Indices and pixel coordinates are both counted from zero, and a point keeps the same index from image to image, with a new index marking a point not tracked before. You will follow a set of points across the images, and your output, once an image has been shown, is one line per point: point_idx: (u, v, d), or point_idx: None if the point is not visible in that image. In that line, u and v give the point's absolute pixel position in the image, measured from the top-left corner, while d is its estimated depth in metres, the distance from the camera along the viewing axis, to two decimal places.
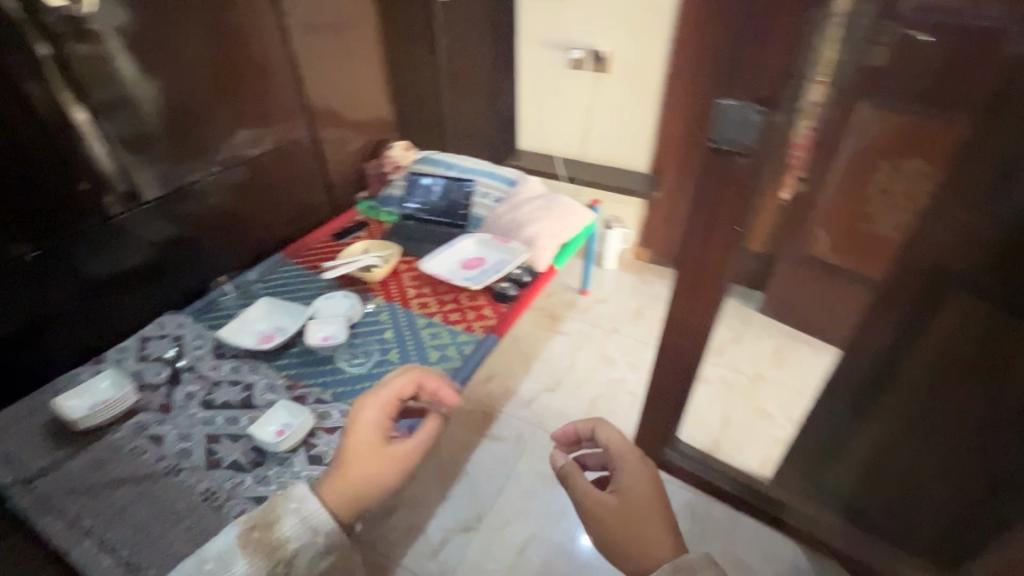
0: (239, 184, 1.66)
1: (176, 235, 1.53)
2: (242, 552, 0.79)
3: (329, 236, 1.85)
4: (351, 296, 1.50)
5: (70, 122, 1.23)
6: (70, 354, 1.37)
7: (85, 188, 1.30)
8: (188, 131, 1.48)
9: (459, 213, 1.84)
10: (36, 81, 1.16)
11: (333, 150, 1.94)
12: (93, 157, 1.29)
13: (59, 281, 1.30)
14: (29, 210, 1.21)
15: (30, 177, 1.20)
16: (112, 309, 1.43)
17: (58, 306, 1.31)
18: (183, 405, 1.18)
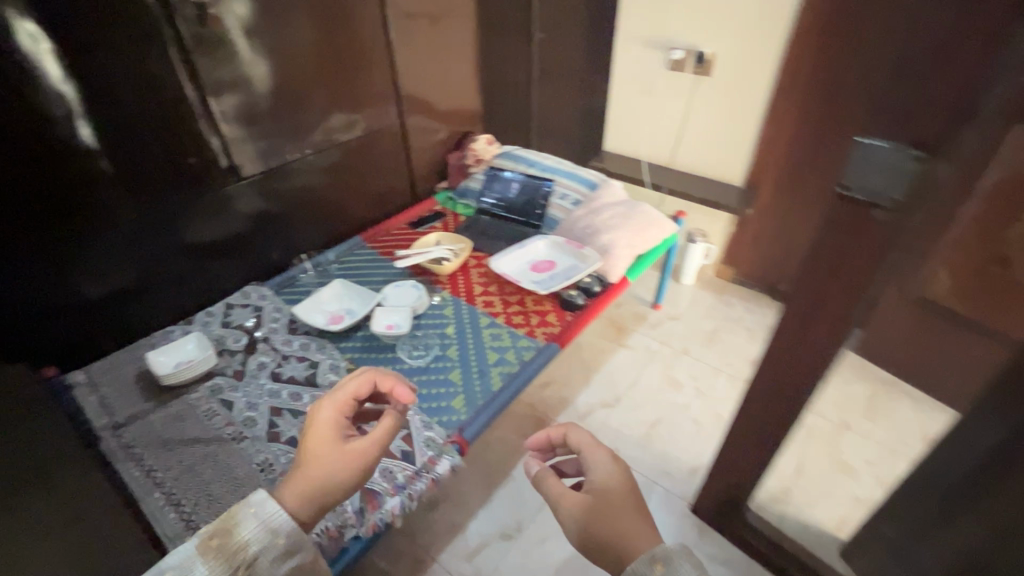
0: (328, 166, 1.72)
1: (267, 211, 1.62)
2: (200, 560, 0.62)
3: (406, 223, 1.89)
4: (419, 287, 1.51)
5: (186, 100, 1.33)
6: (168, 312, 1.50)
7: (193, 162, 1.40)
8: (287, 114, 1.55)
9: (535, 213, 1.80)
10: (161, 60, 1.25)
11: (418, 140, 1.97)
12: (202, 133, 1.38)
13: (163, 245, 1.42)
14: (143, 178, 1.32)
15: (147, 149, 1.30)
16: (206, 275, 1.54)
17: (160, 267, 1.44)
18: (254, 374, 1.24)
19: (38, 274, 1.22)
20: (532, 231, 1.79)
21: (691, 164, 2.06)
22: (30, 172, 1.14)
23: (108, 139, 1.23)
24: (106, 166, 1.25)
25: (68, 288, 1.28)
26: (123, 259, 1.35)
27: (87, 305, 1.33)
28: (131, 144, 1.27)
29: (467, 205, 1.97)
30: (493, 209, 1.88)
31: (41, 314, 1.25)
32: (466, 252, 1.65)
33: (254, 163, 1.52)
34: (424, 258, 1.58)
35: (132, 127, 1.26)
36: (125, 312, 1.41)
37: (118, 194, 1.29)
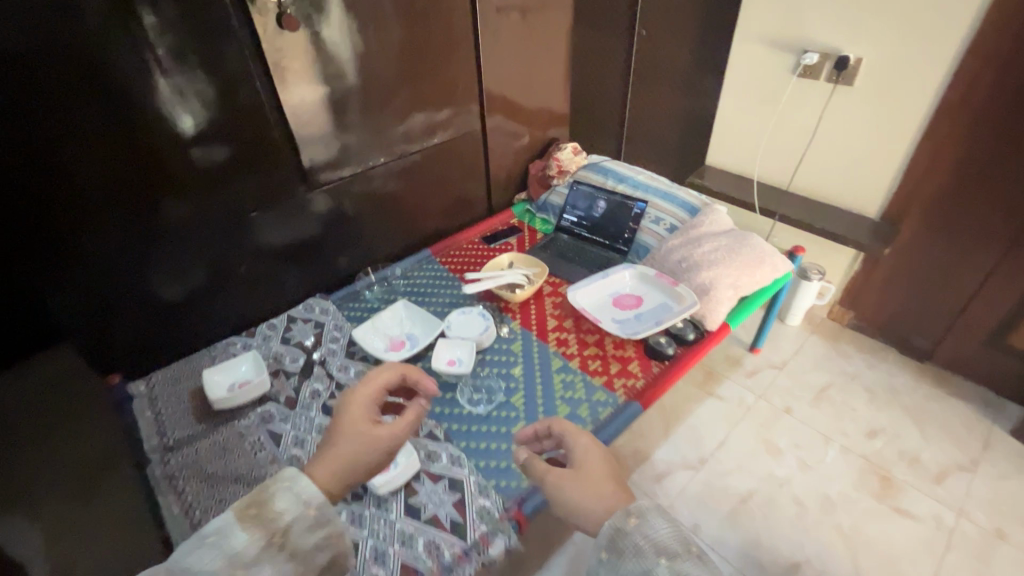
0: (402, 174, 1.62)
1: (338, 219, 1.54)
2: (238, 526, 0.63)
3: (479, 238, 1.76)
4: (486, 316, 1.37)
5: (263, 104, 1.25)
6: (237, 317, 1.46)
7: (269, 167, 1.34)
8: (366, 119, 1.45)
9: (623, 237, 1.60)
10: (243, 61, 1.18)
11: (499, 147, 1.83)
12: (279, 137, 1.32)
13: (233, 252, 1.38)
14: (220, 183, 1.27)
15: (224, 154, 1.25)
16: (275, 281, 1.50)
17: (232, 271, 1.40)
18: (306, 404, 1.16)
19: (115, 277, 1.21)
20: (618, 258, 1.59)
21: (813, 188, 1.76)
22: (114, 171, 1.11)
23: (188, 143, 1.18)
24: (184, 171, 1.21)
25: (141, 292, 1.26)
26: (195, 265, 1.32)
27: (160, 307, 1.31)
28: (210, 148, 1.22)
29: (546, 221, 1.81)
30: (576, 229, 1.70)
31: (115, 318, 1.24)
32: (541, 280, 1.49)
33: (330, 169, 1.44)
34: (496, 282, 1.44)
35: (212, 131, 1.21)
36: (195, 319, 1.38)
37: (195, 199, 1.25)
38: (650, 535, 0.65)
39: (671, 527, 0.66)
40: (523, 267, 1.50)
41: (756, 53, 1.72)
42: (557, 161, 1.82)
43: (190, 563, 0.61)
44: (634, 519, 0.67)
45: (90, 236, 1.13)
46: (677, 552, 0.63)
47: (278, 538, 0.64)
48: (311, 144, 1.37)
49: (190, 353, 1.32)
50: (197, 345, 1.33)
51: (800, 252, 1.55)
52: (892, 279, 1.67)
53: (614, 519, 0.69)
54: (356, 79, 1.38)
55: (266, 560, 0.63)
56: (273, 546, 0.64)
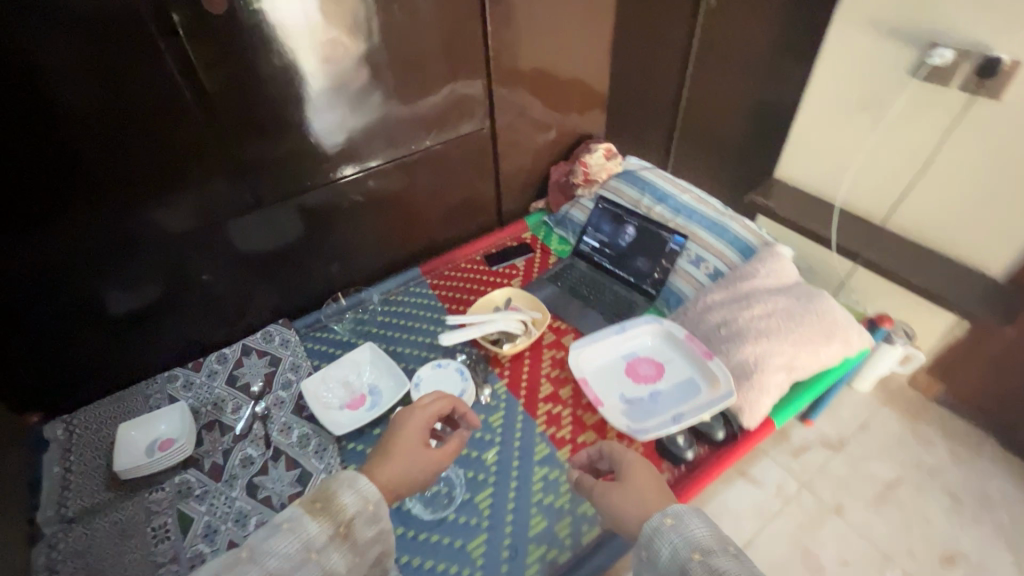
0: (390, 179, 1.35)
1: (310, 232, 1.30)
2: (308, 517, 0.65)
3: (480, 256, 1.48)
4: (464, 374, 1.12)
5: (230, 92, 1.02)
6: (201, 335, 1.28)
7: (219, 172, 1.10)
8: (343, 116, 1.18)
9: (650, 278, 1.28)
10: (202, 38, 0.94)
11: (514, 145, 1.51)
12: (228, 140, 1.07)
13: (183, 271, 1.17)
14: (157, 194, 1.05)
15: (157, 159, 1.02)
16: (244, 297, 1.30)
17: (209, 279, 1.22)
18: (231, 478, 0.97)
19: (39, 304, 1.03)
20: (643, 304, 1.28)
21: (915, 226, 1.35)
22: (74, 154, 0.94)
23: (106, 148, 0.96)
24: (107, 181, 0.99)
25: (71, 320, 1.08)
26: (136, 286, 1.13)
27: (132, 314, 1.15)
28: (137, 154, 0.99)
29: (564, 241, 1.50)
30: (596, 257, 1.38)
31: (44, 349, 1.08)
32: (538, 332, 1.21)
33: (295, 175, 1.20)
34: (482, 328, 1.16)
35: (136, 133, 0.97)
36: (144, 344, 1.21)
37: (127, 213, 1.04)
38: (692, 542, 0.60)
39: (706, 522, 0.62)
40: (519, 311, 1.22)
41: (863, 42, 1.28)
42: (585, 167, 1.48)
43: (265, 549, 0.62)
44: (669, 519, 0.64)
45: (53, 232, 0.98)
46: (714, 546, 0.60)
47: (343, 529, 0.66)
48: (268, 147, 1.13)
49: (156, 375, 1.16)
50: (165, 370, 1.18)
51: (885, 324, 1.19)
52: (1006, 358, 1.27)
53: (651, 524, 0.65)
54: (328, 71, 1.10)
55: (335, 551, 0.64)
56: (340, 535, 0.66)
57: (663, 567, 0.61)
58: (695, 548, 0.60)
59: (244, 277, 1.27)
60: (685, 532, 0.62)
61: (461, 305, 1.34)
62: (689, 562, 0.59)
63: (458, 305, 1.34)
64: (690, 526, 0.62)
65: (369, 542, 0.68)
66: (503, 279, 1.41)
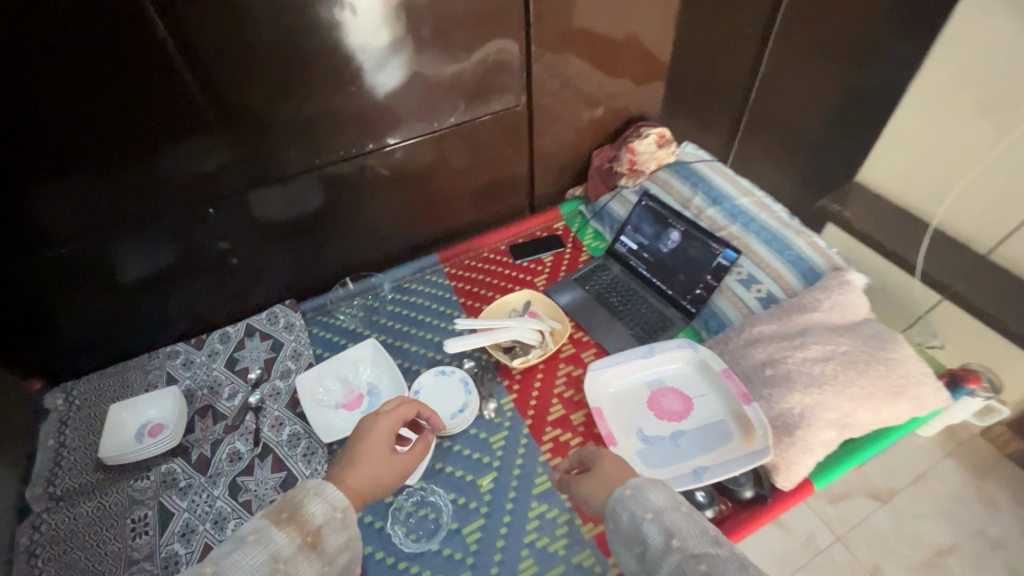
0: (411, 157, 1.23)
1: (323, 211, 1.21)
2: (273, 528, 0.59)
3: (504, 246, 1.36)
4: (468, 386, 1.04)
5: (244, 53, 0.91)
6: (210, 308, 1.23)
7: (217, 143, 1.00)
8: (360, 91, 1.06)
9: (691, 294, 1.12)
10: None
11: (554, 124, 1.34)
12: (241, 106, 0.97)
13: (185, 241, 1.10)
14: (150, 164, 0.97)
15: (146, 127, 0.92)
16: (256, 272, 1.23)
17: (224, 250, 1.16)
18: (216, 474, 0.93)
19: (53, 269, 1.00)
20: (678, 323, 1.12)
21: None
22: (79, 118, 0.86)
23: (89, 113, 0.86)
24: (92, 149, 0.90)
25: (69, 289, 1.04)
26: (144, 256, 1.08)
27: (147, 282, 1.11)
28: (124, 121, 0.90)
29: (599, 236, 1.35)
30: (631, 261, 1.23)
31: (43, 317, 1.04)
32: (553, 347, 1.08)
33: (305, 150, 1.09)
34: (491, 335, 1.05)
35: (135, 97, 0.88)
36: (155, 313, 1.17)
37: (119, 183, 0.96)
38: (647, 506, 0.63)
39: (666, 492, 0.64)
40: (536, 320, 1.09)
41: None
42: (632, 154, 1.31)
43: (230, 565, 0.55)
44: (631, 490, 0.65)
45: (62, 198, 0.93)
46: (667, 508, 0.62)
47: (312, 539, 0.60)
48: (273, 119, 1.02)
49: (165, 347, 1.13)
50: (174, 343, 1.14)
51: (970, 384, 1.00)
52: None
53: (613, 499, 0.66)
54: (346, 44, 0.98)
55: (306, 562, 0.59)
56: (309, 545, 0.60)
57: (624, 535, 0.64)
58: (652, 512, 0.62)
59: (261, 249, 1.20)
60: (642, 498, 0.64)
61: (477, 302, 1.23)
62: (645, 524, 0.62)
63: (474, 301, 1.24)
64: (647, 493, 0.65)
65: (337, 548, 0.62)
66: (526, 275, 1.28)
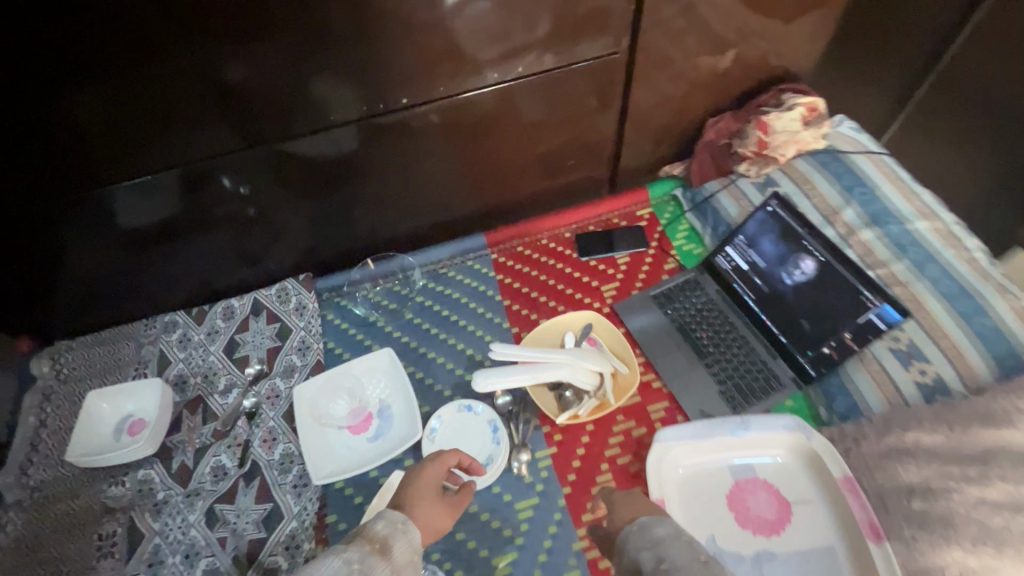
0: (459, 113, 0.94)
1: (346, 177, 0.98)
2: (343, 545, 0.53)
3: (570, 234, 1.07)
4: (497, 433, 0.82)
5: None
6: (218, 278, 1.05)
7: (195, 84, 0.76)
8: (400, 24, 0.78)
9: (813, 351, 0.81)
10: None
11: (659, 79, 0.99)
12: (253, 18, 0.71)
13: (170, 202, 0.90)
14: (107, 108, 0.75)
15: (96, 55, 0.69)
16: (271, 238, 1.03)
17: (247, 201, 0.95)
18: (194, 493, 0.80)
19: (49, 214, 0.84)
20: (785, 388, 0.83)
21: None
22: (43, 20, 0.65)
23: (20, 26, 0.65)
24: (62, 69, 0.69)
25: (34, 254, 0.87)
26: (152, 206, 0.89)
27: (159, 235, 0.94)
28: (63, 45, 0.67)
29: (694, 237, 1.03)
30: (735, 285, 0.92)
31: (42, 274, 0.90)
32: (614, 402, 0.83)
33: (317, 104, 0.85)
34: (536, 372, 0.81)
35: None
36: (161, 279, 1.00)
37: (72, 128, 0.75)
38: (650, 536, 0.53)
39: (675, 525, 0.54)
40: (598, 359, 0.84)
41: None
42: (763, 132, 0.95)
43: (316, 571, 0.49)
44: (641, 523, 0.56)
45: (40, 127, 0.74)
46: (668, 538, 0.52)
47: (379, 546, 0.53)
48: (273, 61, 0.77)
49: (169, 316, 0.99)
50: (178, 313, 0.99)
51: None
52: None
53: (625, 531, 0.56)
54: None
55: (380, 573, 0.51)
56: (378, 556, 0.52)
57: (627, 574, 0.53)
58: (652, 543, 0.52)
59: (283, 206, 0.99)
60: (647, 531, 0.54)
61: (525, 308, 0.99)
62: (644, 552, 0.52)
63: (522, 307, 0.99)
64: (655, 528, 0.54)
65: (406, 566, 0.54)
66: (591, 280, 1.01)
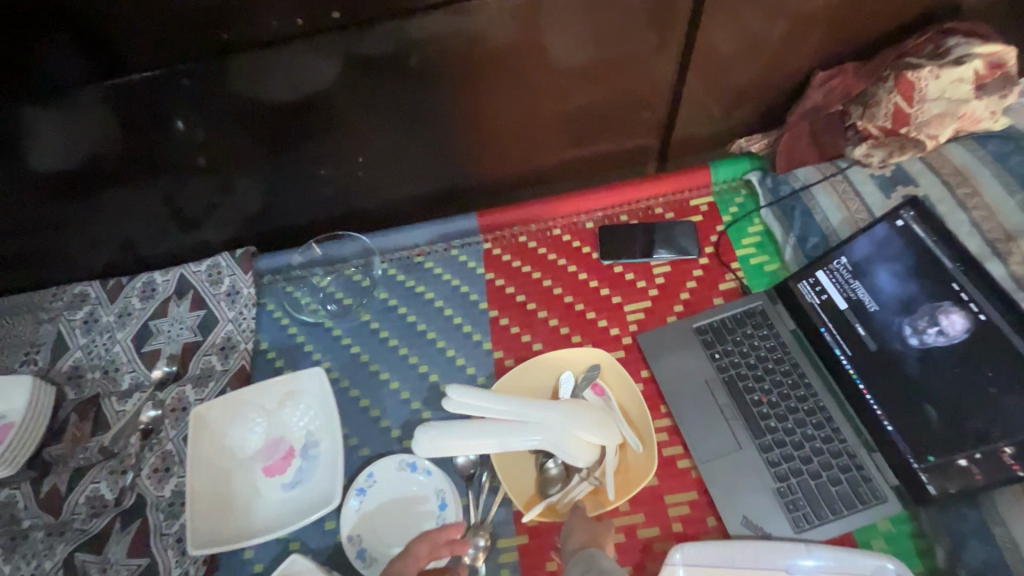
0: (437, 46, 0.66)
1: (286, 129, 0.73)
2: None
3: (593, 226, 0.78)
4: (444, 512, 0.59)
5: None
6: (145, 246, 0.84)
7: None
8: None
9: (939, 458, 0.52)
10: None
11: (746, 6, 0.66)
12: None
13: (42, 150, 0.68)
14: None
15: None
16: (205, 200, 0.80)
17: (172, 149, 0.72)
18: (60, 530, 0.63)
19: None
20: (881, 504, 0.54)
21: None
22: None
23: None
24: None
25: None
26: (44, 145, 0.67)
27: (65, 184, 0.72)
28: None
29: (767, 246, 0.71)
30: (824, 332, 0.61)
31: None
32: (614, 499, 0.57)
33: (231, 13, 0.60)
34: (504, 438, 0.57)
35: None
36: (73, 241, 0.80)
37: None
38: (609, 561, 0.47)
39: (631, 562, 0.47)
40: (601, 427, 0.58)
41: None
42: (906, 99, 0.62)
43: None
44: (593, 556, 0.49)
45: None
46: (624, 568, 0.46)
47: None
48: None
49: (78, 287, 0.79)
50: (89, 285, 0.80)
51: None
52: None
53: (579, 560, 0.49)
54: None
55: None
56: None
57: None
58: None
59: (220, 160, 0.75)
60: (593, 564, 0.48)
61: (516, 325, 0.72)
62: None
63: (511, 322, 0.73)
64: (602, 560, 0.49)
65: None
66: (613, 294, 0.72)
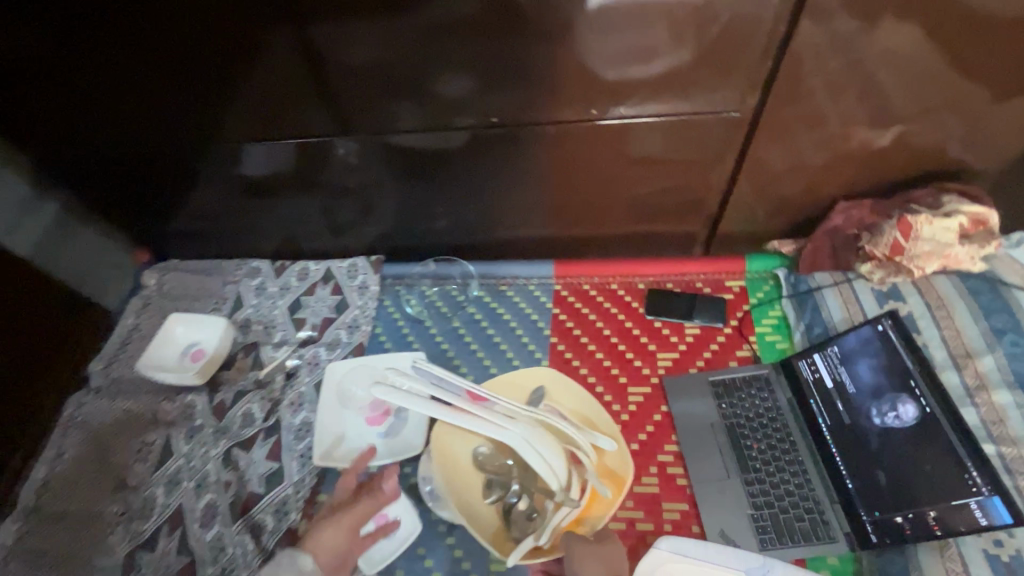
0: (553, 144, 0.92)
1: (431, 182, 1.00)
2: None
3: (643, 286, 0.98)
4: None
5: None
6: (304, 243, 1.13)
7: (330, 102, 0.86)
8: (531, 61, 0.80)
9: (881, 513, 0.67)
10: None
11: (787, 148, 0.88)
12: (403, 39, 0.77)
13: (273, 179, 0.99)
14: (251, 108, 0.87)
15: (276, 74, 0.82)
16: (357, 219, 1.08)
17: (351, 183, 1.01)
18: (223, 430, 0.88)
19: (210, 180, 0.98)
20: (832, 542, 0.69)
21: None
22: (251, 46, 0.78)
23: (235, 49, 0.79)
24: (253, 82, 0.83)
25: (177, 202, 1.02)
26: (274, 173, 0.98)
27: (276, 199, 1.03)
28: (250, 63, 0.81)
29: (780, 328, 0.89)
30: (811, 402, 0.78)
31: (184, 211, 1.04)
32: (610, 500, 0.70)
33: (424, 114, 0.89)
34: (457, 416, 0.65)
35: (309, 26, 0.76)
36: (259, 230, 1.10)
37: (183, 77, 0.82)
38: None
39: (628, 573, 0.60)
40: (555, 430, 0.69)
41: None
42: (903, 234, 0.80)
43: None
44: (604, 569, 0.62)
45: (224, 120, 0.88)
46: None
47: None
48: (380, 50, 0.80)
49: (255, 263, 1.08)
50: (262, 263, 1.08)
51: None
52: None
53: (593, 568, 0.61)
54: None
55: None
56: None
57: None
58: None
59: (379, 194, 1.03)
60: None
61: (569, 352, 0.93)
62: None
63: (566, 348, 0.93)
64: None
65: None
66: (649, 342, 0.92)
